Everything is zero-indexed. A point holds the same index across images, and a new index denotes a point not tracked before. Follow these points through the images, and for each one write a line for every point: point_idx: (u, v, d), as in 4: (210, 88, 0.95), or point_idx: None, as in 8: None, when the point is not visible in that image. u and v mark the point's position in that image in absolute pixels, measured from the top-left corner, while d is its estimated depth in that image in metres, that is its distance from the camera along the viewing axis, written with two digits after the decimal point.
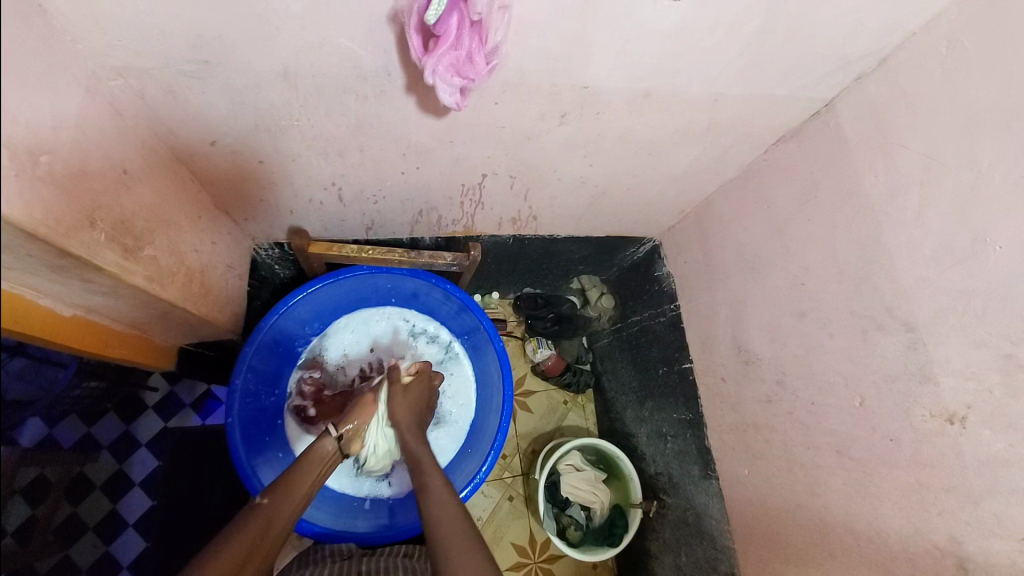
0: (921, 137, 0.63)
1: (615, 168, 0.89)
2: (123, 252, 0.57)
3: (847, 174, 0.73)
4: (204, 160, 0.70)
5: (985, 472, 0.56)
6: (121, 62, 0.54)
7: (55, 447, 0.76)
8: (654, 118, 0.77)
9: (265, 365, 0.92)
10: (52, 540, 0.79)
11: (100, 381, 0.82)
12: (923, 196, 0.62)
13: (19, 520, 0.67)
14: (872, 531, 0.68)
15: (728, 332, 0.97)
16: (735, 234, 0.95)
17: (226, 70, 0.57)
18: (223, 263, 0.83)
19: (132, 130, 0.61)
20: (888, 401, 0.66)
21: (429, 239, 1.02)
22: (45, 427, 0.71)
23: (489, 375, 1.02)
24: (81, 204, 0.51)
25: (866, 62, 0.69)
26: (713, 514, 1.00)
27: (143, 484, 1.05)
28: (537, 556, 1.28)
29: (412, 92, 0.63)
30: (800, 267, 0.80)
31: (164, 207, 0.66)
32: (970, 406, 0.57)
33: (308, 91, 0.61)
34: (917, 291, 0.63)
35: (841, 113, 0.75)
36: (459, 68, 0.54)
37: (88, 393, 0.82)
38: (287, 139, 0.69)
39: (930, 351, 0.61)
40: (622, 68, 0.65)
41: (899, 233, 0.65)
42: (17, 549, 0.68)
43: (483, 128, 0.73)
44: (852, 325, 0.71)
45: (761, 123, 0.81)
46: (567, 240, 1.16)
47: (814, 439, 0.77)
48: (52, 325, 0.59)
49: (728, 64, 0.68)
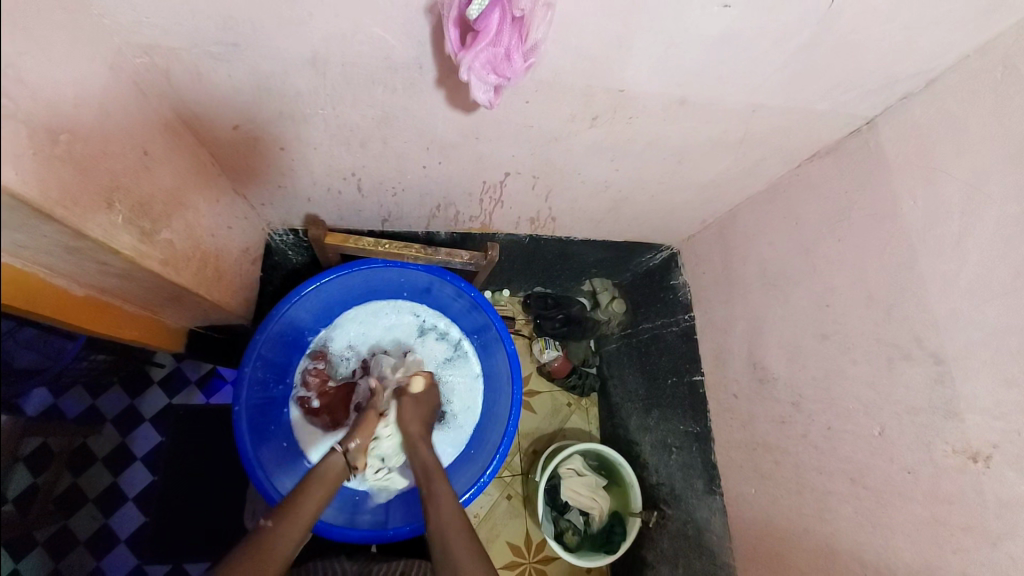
0: (967, 164, 0.61)
1: (641, 174, 0.87)
2: (139, 235, 0.56)
3: (883, 197, 0.70)
4: (226, 143, 0.69)
5: (1007, 515, 0.54)
6: (147, 40, 0.53)
7: (61, 420, 0.76)
8: (686, 126, 0.75)
9: (275, 354, 0.91)
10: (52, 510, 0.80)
11: (107, 356, 0.81)
12: (965, 225, 0.60)
13: (20, 489, 0.67)
14: (882, 563, 0.66)
15: (744, 347, 0.95)
16: (758, 248, 0.93)
17: (253, 55, 0.55)
18: (237, 248, 0.82)
19: (154, 109, 0.60)
20: (909, 434, 0.64)
21: (445, 234, 1.00)
22: (51, 402, 0.71)
23: (497, 376, 1.01)
24: (99, 185, 0.49)
25: (914, 81, 0.67)
26: (714, 530, 0.99)
27: (145, 459, 1.07)
28: (533, 556, 1.28)
29: (442, 86, 0.61)
30: (825, 287, 0.78)
31: (183, 190, 0.65)
32: (996, 446, 0.55)
33: (335, 79, 0.59)
34: (950, 324, 0.61)
35: (881, 131, 0.72)
36: (496, 65, 0.52)
37: (94, 368, 0.81)
38: (310, 127, 0.68)
39: (957, 386, 0.59)
40: (661, 73, 0.63)
41: (935, 262, 0.63)
42: (17, 521, 0.68)
43: (512, 127, 0.71)
44: (876, 352, 0.69)
45: (797, 137, 0.79)
46: (583, 243, 1.14)
47: (827, 464, 0.76)
48: (64, 304, 0.58)
49: (771, 76, 0.65)
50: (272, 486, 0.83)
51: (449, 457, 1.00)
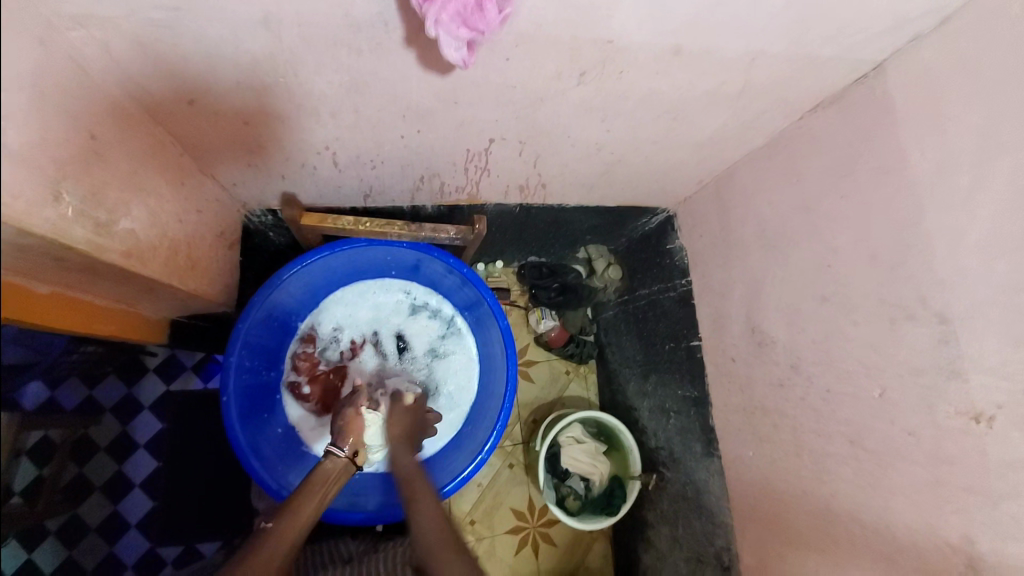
0: (978, 111, 0.57)
1: (634, 134, 0.82)
2: (95, 227, 0.53)
3: (890, 150, 0.66)
4: (183, 119, 0.64)
5: (1010, 474, 0.53)
6: (77, 9, 0.48)
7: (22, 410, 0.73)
8: (681, 78, 0.69)
9: (261, 339, 0.88)
10: (58, 500, 0.91)
11: (94, 348, 0.83)
12: (975, 177, 0.57)
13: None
14: (881, 522, 0.66)
15: (742, 312, 0.93)
16: (758, 207, 0.89)
17: (197, 19, 0.50)
18: (211, 233, 0.79)
19: (98, 88, 0.55)
20: (911, 396, 0.63)
21: (431, 207, 0.96)
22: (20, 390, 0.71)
23: (492, 350, 0.99)
24: (44, 176, 0.45)
25: (926, 19, 0.62)
26: (712, 490, 1.00)
27: (148, 446, 1.10)
28: (536, 521, 1.31)
29: (412, 46, 0.56)
30: (828, 246, 0.75)
31: (140, 174, 0.61)
32: (1000, 406, 0.54)
33: (292, 42, 0.54)
34: (956, 282, 0.58)
35: (889, 78, 0.68)
36: (467, 17, 0.47)
37: (81, 360, 0.83)
38: (274, 98, 0.63)
39: (962, 345, 0.58)
40: (652, 19, 0.57)
41: (943, 218, 0.60)
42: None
43: (492, 88, 0.66)
44: (880, 314, 0.67)
45: (798, 86, 0.74)
46: (576, 208, 1.10)
47: (827, 427, 0.75)
48: (28, 306, 0.55)
49: (773, 18, 0.60)
50: (267, 473, 0.82)
51: (447, 436, 0.99)
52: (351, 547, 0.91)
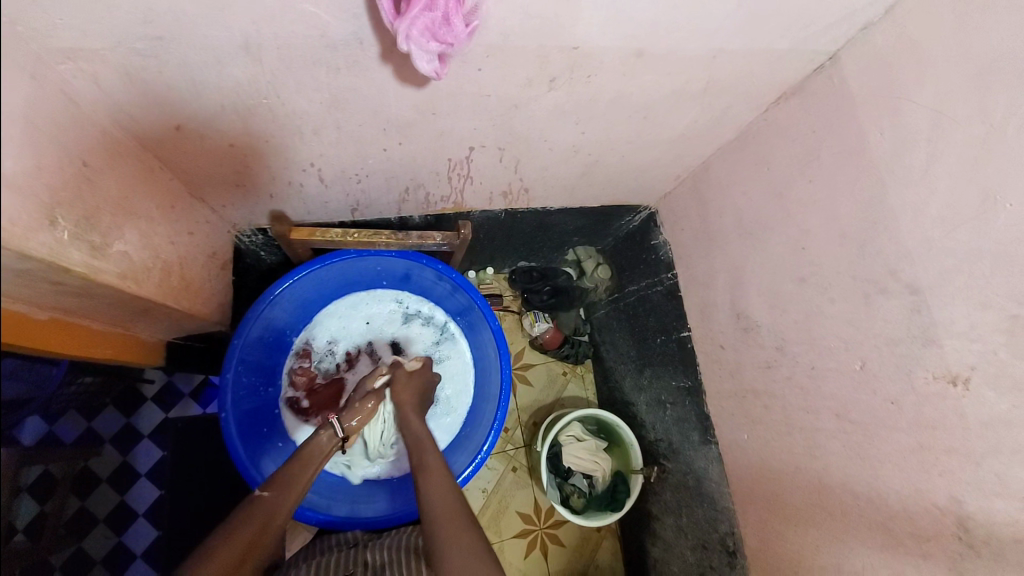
0: (928, 91, 0.60)
1: (608, 135, 0.86)
2: (90, 250, 0.54)
3: (851, 133, 0.70)
4: (171, 144, 0.66)
5: (989, 432, 0.55)
6: (66, 44, 0.50)
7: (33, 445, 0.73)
8: (649, 79, 0.73)
9: (257, 356, 0.89)
10: (64, 533, 0.90)
11: (92, 377, 0.84)
12: (930, 153, 0.60)
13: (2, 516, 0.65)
14: (872, 492, 0.68)
15: (726, 299, 0.96)
16: (734, 198, 0.92)
17: (182, 46, 0.52)
18: (203, 253, 0.81)
19: (89, 118, 0.57)
20: (890, 365, 0.65)
21: (418, 217, 0.99)
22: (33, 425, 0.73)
23: (485, 353, 1.01)
24: (40, 203, 0.47)
25: (873, 9, 0.65)
26: (712, 477, 1.01)
27: (150, 475, 1.09)
28: (543, 522, 1.31)
29: (388, 61, 0.59)
30: (801, 230, 0.78)
31: (131, 199, 0.63)
32: (974, 367, 0.56)
33: (273, 65, 0.57)
34: (922, 252, 0.61)
35: (844, 66, 0.72)
36: (436, 31, 0.50)
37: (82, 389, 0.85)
38: (258, 119, 0.65)
39: (933, 313, 0.60)
40: (615, 23, 0.60)
41: (905, 193, 0.63)
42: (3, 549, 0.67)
43: (467, 97, 0.68)
44: (853, 289, 0.70)
45: (760, 80, 0.77)
46: (559, 211, 1.13)
47: (815, 404, 0.77)
48: (31, 331, 0.56)
49: (727, 17, 0.63)
50: None
51: (446, 440, 1.01)
52: (356, 534, 0.93)
